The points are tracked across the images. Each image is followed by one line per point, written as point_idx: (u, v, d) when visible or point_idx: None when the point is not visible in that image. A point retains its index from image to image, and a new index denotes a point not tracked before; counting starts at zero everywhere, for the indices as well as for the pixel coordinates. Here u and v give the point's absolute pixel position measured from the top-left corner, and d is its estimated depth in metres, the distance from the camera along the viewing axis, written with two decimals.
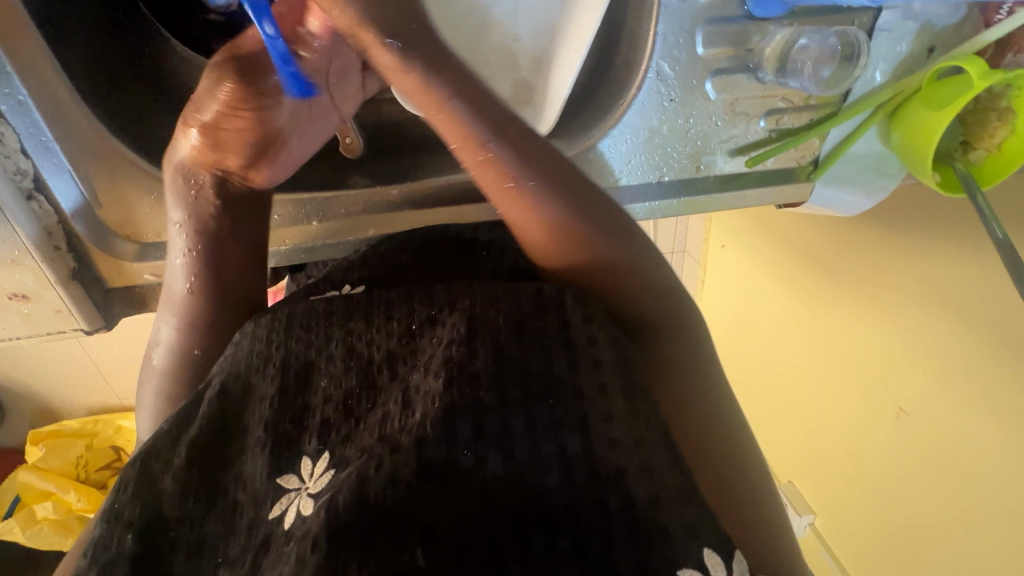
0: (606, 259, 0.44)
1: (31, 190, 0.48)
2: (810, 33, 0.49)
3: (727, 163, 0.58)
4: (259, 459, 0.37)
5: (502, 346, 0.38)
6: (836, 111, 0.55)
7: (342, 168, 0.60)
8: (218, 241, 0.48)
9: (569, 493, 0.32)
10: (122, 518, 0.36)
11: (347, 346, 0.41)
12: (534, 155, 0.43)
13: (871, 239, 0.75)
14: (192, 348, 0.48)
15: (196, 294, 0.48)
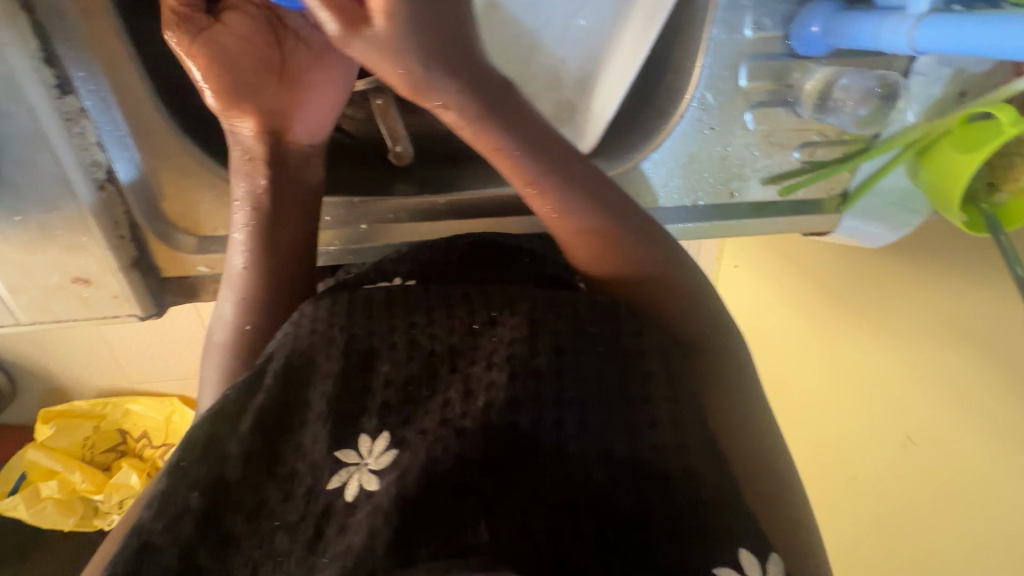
0: (644, 275, 0.47)
1: (103, 180, 0.50)
2: (851, 73, 0.51)
3: (760, 190, 0.60)
4: (321, 433, 0.41)
5: (559, 346, 0.40)
6: (867, 147, 0.58)
7: (389, 175, 0.63)
8: (271, 211, 0.49)
9: (615, 488, 0.37)
10: (190, 476, 0.39)
11: (409, 337, 0.43)
12: (581, 188, 0.46)
13: (887, 272, 0.76)
14: (245, 324, 0.50)
15: (251, 268, 0.50)
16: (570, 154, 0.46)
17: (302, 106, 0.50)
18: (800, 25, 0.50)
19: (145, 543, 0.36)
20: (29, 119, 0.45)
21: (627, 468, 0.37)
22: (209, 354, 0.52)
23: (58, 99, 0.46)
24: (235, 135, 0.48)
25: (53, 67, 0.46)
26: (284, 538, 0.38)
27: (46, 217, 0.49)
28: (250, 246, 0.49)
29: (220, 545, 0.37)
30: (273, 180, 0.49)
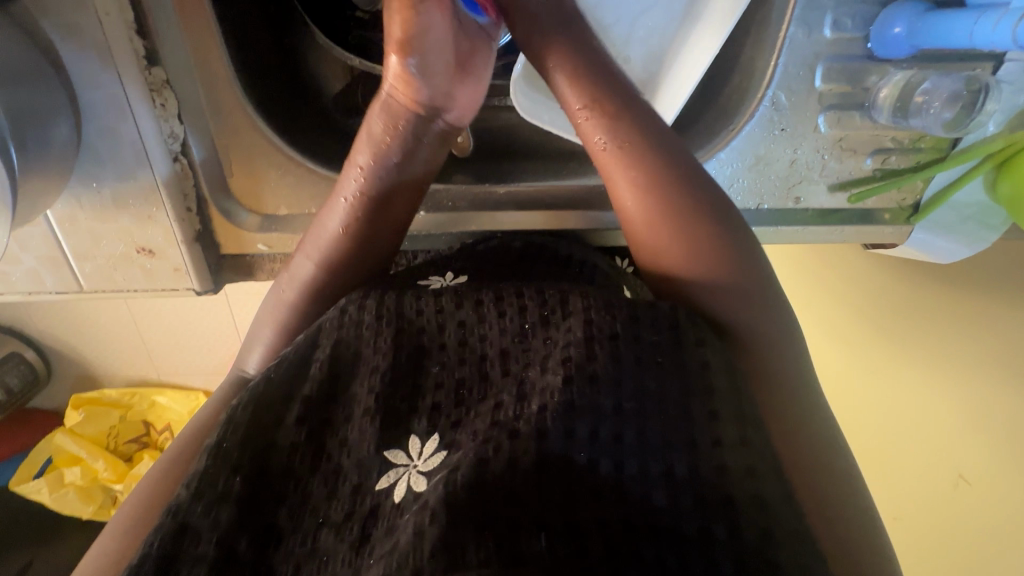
0: (687, 257, 0.45)
1: (177, 152, 0.52)
2: (936, 77, 0.49)
3: (826, 197, 0.58)
4: (368, 429, 0.39)
5: (618, 354, 0.37)
6: (943, 156, 0.56)
7: (448, 164, 0.63)
8: (392, 183, 0.50)
9: (676, 511, 0.32)
10: (232, 459, 0.37)
11: (461, 339, 0.42)
12: (655, 163, 0.46)
13: (951, 303, 0.71)
14: (326, 290, 0.50)
15: (351, 234, 0.49)
16: (660, 136, 0.47)
17: (465, 94, 0.52)
18: (884, 25, 0.48)
19: (182, 524, 0.34)
20: (119, 89, 0.47)
21: (687, 493, 0.33)
22: (275, 309, 0.51)
23: (145, 69, 0.48)
24: (388, 98, 0.49)
25: (143, 38, 0.47)
26: (329, 537, 0.35)
27: (121, 186, 0.51)
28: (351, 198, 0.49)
29: (265, 538, 0.35)
30: (405, 154, 0.50)
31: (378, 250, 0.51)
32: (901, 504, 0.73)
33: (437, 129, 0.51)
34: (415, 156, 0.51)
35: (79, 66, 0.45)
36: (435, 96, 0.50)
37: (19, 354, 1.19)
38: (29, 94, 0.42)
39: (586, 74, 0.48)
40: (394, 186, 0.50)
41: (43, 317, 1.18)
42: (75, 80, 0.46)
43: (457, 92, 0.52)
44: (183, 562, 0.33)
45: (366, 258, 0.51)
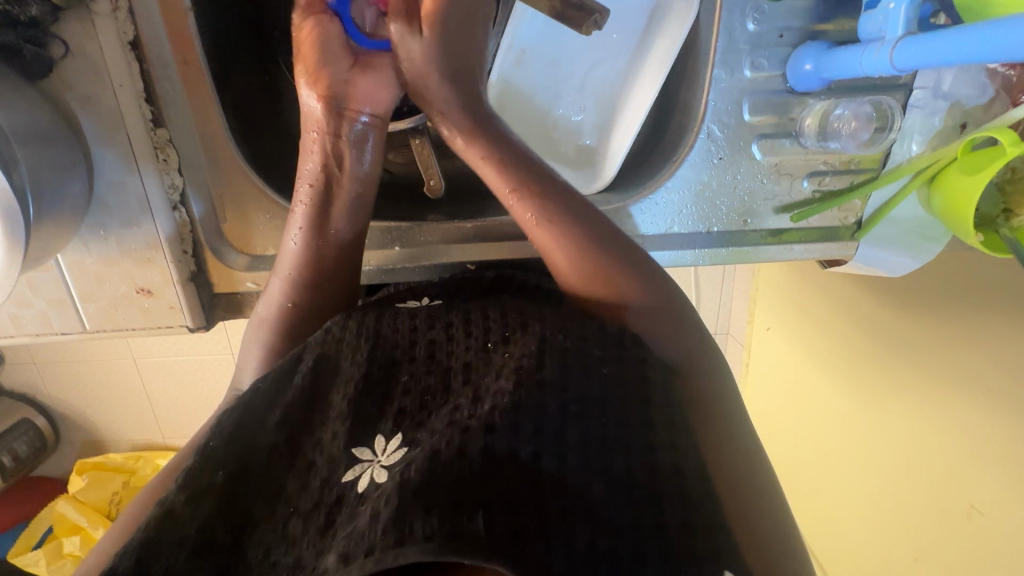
0: (628, 300, 0.49)
1: (177, 202, 0.58)
2: (846, 102, 0.56)
3: (772, 218, 0.62)
4: (339, 429, 0.41)
5: (563, 364, 0.40)
6: (876, 176, 0.61)
7: (423, 206, 0.69)
8: (327, 187, 0.53)
9: (608, 505, 0.34)
10: (216, 456, 0.40)
11: (428, 352, 0.45)
12: (572, 214, 0.50)
13: (923, 329, 0.72)
14: (291, 302, 0.54)
15: (302, 245, 0.54)
16: (579, 206, 0.51)
17: (370, 80, 0.54)
18: (796, 63, 0.55)
19: (167, 511, 0.37)
20: (127, 147, 0.54)
21: (620, 481, 0.36)
22: (254, 330, 0.56)
23: (151, 130, 0.55)
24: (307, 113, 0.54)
25: (151, 106, 0.54)
26: (298, 523, 0.38)
27: (125, 233, 0.57)
28: (306, 224, 0.54)
29: (240, 528, 0.38)
30: (330, 149, 0.53)
31: (337, 269, 0.55)
32: (921, 538, 0.72)
33: (350, 116, 0.53)
34: (335, 146, 0.53)
35: (96, 129, 0.53)
36: (335, 84, 0.53)
37: (30, 419, 1.22)
38: (56, 152, 0.49)
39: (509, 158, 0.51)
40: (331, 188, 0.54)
41: (55, 380, 1.23)
42: (90, 141, 0.53)
43: (361, 80, 0.54)
44: (166, 543, 0.36)
45: (340, 288, 0.56)
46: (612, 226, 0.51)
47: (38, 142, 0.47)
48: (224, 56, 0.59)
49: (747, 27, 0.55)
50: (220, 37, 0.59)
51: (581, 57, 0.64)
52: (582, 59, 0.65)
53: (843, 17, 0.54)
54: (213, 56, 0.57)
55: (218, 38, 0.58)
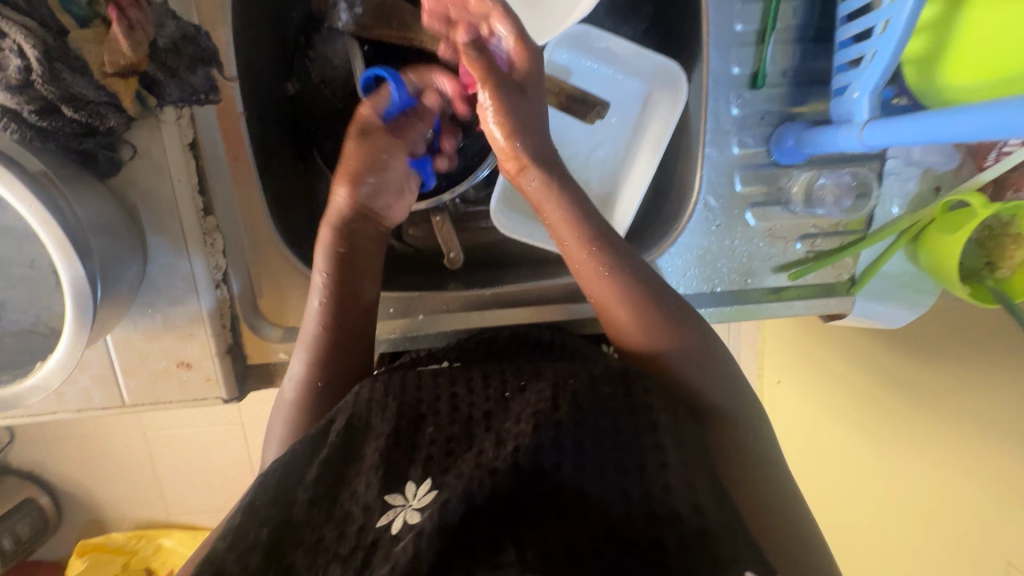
0: (676, 348, 0.51)
1: (219, 281, 0.62)
2: (828, 173, 0.62)
3: (771, 277, 0.67)
4: (372, 479, 0.43)
5: (577, 404, 0.43)
6: (864, 236, 0.65)
7: (443, 275, 0.74)
8: (342, 275, 0.59)
9: (625, 522, 0.39)
10: (262, 514, 0.43)
11: (451, 403, 0.47)
12: (632, 277, 0.54)
13: (936, 366, 0.74)
14: (316, 380, 0.58)
15: (324, 316, 0.58)
16: (638, 268, 0.54)
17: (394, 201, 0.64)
18: (778, 140, 0.61)
19: (218, 570, 0.40)
20: (180, 234, 0.59)
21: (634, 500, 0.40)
22: (281, 410, 0.59)
23: (202, 218, 0.60)
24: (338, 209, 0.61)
25: (204, 196, 0.61)
26: (337, 568, 0.40)
27: (172, 311, 0.61)
28: (324, 298, 0.58)
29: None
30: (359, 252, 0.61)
31: (352, 335, 0.59)
32: None
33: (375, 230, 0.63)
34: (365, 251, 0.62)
35: (153, 220, 0.59)
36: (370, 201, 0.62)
37: (35, 499, 1.22)
38: (119, 242, 0.54)
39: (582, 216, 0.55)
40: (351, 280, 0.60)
41: (64, 457, 1.23)
42: (147, 231, 0.59)
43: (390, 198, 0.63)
44: None
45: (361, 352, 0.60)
46: (659, 281, 0.55)
47: (106, 231, 0.52)
48: (265, 150, 0.66)
49: (732, 111, 0.61)
50: (263, 135, 0.66)
51: (586, 137, 0.72)
52: (586, 139, 0.72)
53: (817, 99, 0.61)
54: (257, 151, 0.64)
55: (261, 135, 0.66)
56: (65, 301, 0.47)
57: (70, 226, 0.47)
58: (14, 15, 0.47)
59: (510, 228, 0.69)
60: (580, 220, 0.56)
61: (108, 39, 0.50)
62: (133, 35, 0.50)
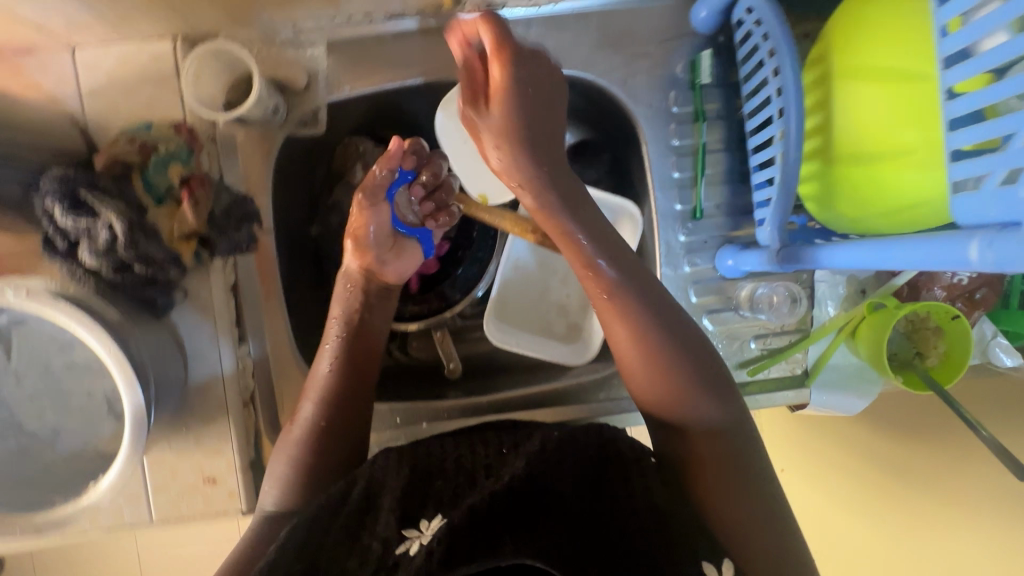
0: (666, 355, 0.60)
1: (247, 399, 0.71)
2: (766, 284, 0.73)
3: (734, 373, 0.76)
4: (390, 516, 0.54)
5: (563, 453, 0.56)
6: (809, 333, 0.75)
7: (443, 385, 0.82)
8: (358, 316, 0.69)
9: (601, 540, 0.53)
10: (290, 555, 0.53)
11: (457, 463, 0.59)
12: (632, 291, 0.61)
13: (912, 441, 0.90)
14: (322, 422, 0.65)
15: (334, 370, 0.66)
16: (642, 283, 0.62)
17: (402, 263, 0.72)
18: (721, 259, 0.72)
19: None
20: (217, 361, 0.69)
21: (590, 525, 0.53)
22: (283, 450, 0.65)
23: (237, 346, 0.70)
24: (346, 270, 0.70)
25: (240, 328, 0.71)
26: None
27: (204, 430, 0.69)
28: (335, 356, 0.67)
29: None
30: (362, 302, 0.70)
31: (353, 387, 0.67)
32: None
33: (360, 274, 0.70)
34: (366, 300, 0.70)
35: (195, 349, 0.69)
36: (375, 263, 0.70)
37: None
38: (168, 369, 0.64)
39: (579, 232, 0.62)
40: (367, 322, 0.70)
41: None
42: (189, 359, 0.68)
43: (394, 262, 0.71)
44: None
45: (352, 397, 0.66)
46: (661, 296, 0.62)
47: (158, 363, 0.62)
48: (292, 284, 0.78)
49: (680, 238, 0.74)
50: (291, 272, 0.79)
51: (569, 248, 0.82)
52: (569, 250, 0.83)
53: (748, 225, 0.74)
54: (285, 286, 0.76)
55: (290, 273, 0.78)
56: (125, 428, 0.55)
57: (134, 359, 0.56)
58: (109, 199, 0.60)
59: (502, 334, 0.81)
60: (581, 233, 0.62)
61: (179, 211, 0.64)
62: (198, 208, 0.64)
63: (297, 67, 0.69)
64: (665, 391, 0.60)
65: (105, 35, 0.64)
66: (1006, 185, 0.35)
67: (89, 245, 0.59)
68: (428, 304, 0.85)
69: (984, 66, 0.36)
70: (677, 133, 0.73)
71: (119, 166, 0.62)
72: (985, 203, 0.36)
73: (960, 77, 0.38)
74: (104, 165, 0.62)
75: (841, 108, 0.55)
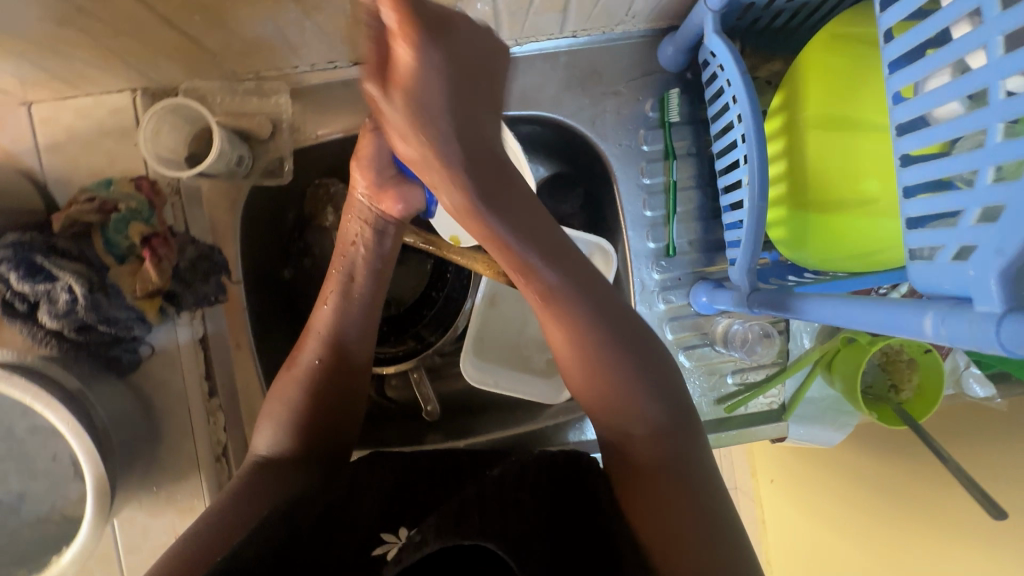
0: (606, 366, 0.57)
1: (220, 453, 0.70)
2: (741, 320, 0.73)
3: (712, 408, 0.75)
4: (370, 511, 0.55)
5: (540, 475, 0.59)
6: (785, 367, 0.75)
7: (422, 428, 0.82)
8: (357, 255, 0.67)
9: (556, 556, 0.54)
10: (263, 535, 0.50)
11: (452, 468, 0.61)
12: (570, 300, 0.55)
13: (892, 467, 0.94)
14: (318, 362, 0.64)
15: (335, 305, 0.65)
16: (580, 281, 0.56)
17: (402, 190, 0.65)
18: (695, 295, 0.72)
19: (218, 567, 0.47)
20: (187, 416, 0.68)
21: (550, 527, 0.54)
22: (281, 390, 0.64)
23: (208, 400, 0.69)
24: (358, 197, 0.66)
25: (210, 381, 0.70)
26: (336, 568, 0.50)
27: (175, 487, 0.68)
28: (336, 290, 0.66)
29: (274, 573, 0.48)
30: (364, 237, 0.66)
31: (349, 371, 0.65)
32: None
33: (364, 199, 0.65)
34: (366, 240, 0.66)
35: (164, 405, 0.67)
36: (381, 177, 0.64)
37: None
38: (135, 428, 0.62)
39: (512, 240, 0.53)
40: (378, 244, 0.67)
41: None
42: (158, 415, 0.67)
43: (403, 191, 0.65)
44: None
45: (356, 395, 0.66)
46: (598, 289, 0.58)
47: (123, 425, 0.60)
48: (266, 331, 0.77)
49: (653, 275, 0.74)
50: (266, 318, 0.78)
51: None
52: None
53: (722, 261, 0.74)
54: (259, 333, 0.75)
55: (265, 319, 0.77)
56: (87, 501, 0.54)
57: (94, 426, 0.55)
58: (68, 261, 0.58)
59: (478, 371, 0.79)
60: (507, 235, 0.53)
61: (141, 270, 0.62)
62: (161, 265, 0.62)
63: (262, 117, 0.69)
64: (604, 402, 0.58)
65: (61, 91, 0.62)
66: (958, 259, 0.35)
67: (48, 308, 0.57)
68: (403, 347, 0.83)
69: (934, 139, 0.36)
70: (647, 171, 0.74)
71: (78, 225, 0.60)
72: (942, 273, 0.36)
73: (912, 147, 0.38)
74: (62, 227, 0.60)
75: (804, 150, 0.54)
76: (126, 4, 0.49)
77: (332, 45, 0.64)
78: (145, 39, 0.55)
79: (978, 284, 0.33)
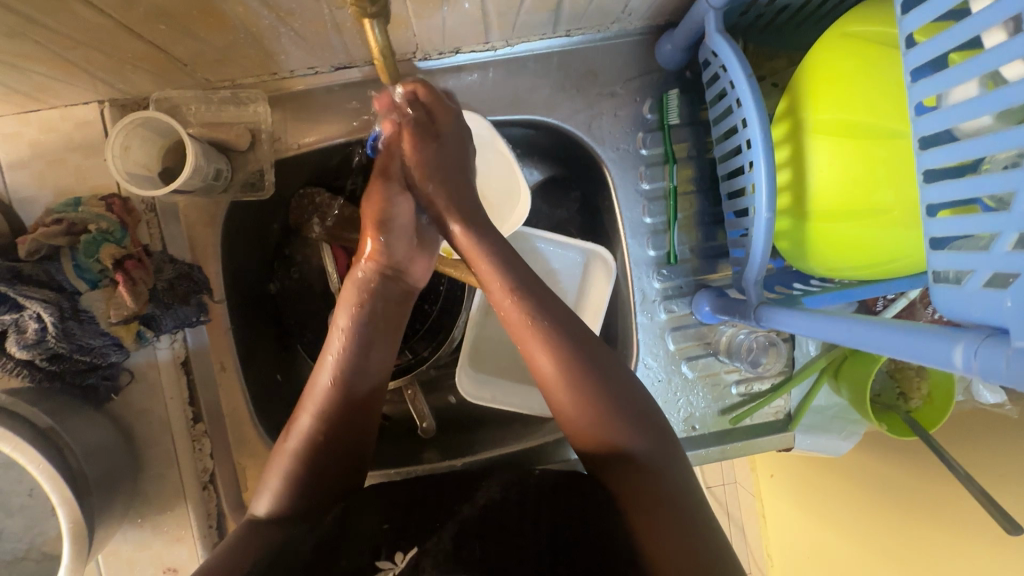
0: (623, 423, 0.54)
1: (207, 481, 0.67)
2: (747, 329, 0.70)
3: (716, 420, 0.73)
4: (367, 543, 0.54)
5: (540, 496, 0.57)
6: (790, 376, 0.73)
7: (418, 444, 0.79)
8: (364, 334, 0.58)
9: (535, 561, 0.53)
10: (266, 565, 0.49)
11: (446, 500, 0.58)
12: (579, 354, 0.56)
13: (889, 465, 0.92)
14: (320, 436, 0.55)
15: (338, 378, 0.56)
16: (582, 347, 0.56)
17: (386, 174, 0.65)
18: (698, 304, 0.69)
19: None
20: (170, 444, 0.65)
21: (561, 543, 0.55)
22: (277, 462, 0.56)
23: (192, 426, 0.66)
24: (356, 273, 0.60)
25: (193, 405, 0.67)
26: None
27: (161, 517, 0.65)
28: (340, 360, 0.57)
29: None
30: (366, 305, 0.59)
31: (351, 426, 0.57)
32: None
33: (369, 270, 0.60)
34: (375, 309, 0.59)
35: (145, 434, 0.64)
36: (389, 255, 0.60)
37: None
38: (116, 461, 0.59)
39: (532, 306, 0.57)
40: (381, 300, 0.60)
41: None
42: (140, 445, 0.64)
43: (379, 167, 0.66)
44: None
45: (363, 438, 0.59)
46: (593, 347, 0.57)
47: (102, 458, 0.57)
48: (252, 349, 0.74)
49: (655, 284, 0.71)
50: (252, 336, 0.74)
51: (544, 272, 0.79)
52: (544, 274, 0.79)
53: (724, 267, 0.71)
54: (244, 353, 0.72)
55: (251, 336, 0.74)
56: (64, 546, 0.51)
57: (68, 467, 0.52)
58: (37, 289, 0.54)
59: (472, 386, 0.76)
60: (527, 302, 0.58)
61: (116, 295, 0.58)
62: (137, 289, 0.59)
63: (239, 127, 0.65)
64: (617, 460, 0.54)
65: (22, 104, 0.58)
66: (991, 286, 0.33)
67: (17, 338, 0.54)
68: (397, 360, 0.81)
69: (961, 155, 0.34)
70: (647, 176, 0.71)
71: (44, 250, 0.56)
72: (973, 299, 0.33)
73: (938, 163, 0.36)
74: (28, 250, 0.55)
75: (812, 159, 0.51)
76: (83, 15, 0.45)
77: (310, 51, 0.60)
78: (109, 50, 0.51)
79: (1016, 318, 0.30)
